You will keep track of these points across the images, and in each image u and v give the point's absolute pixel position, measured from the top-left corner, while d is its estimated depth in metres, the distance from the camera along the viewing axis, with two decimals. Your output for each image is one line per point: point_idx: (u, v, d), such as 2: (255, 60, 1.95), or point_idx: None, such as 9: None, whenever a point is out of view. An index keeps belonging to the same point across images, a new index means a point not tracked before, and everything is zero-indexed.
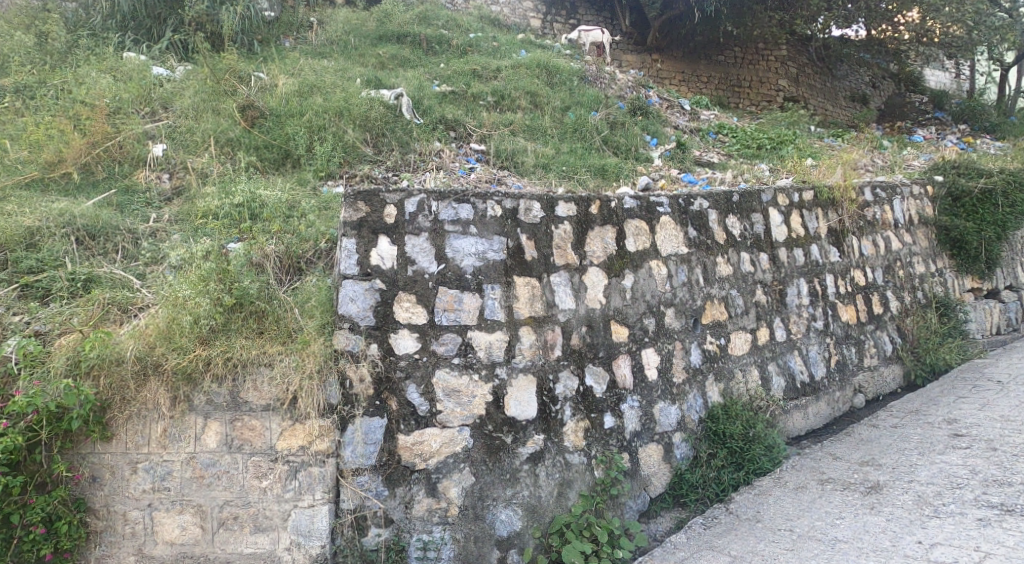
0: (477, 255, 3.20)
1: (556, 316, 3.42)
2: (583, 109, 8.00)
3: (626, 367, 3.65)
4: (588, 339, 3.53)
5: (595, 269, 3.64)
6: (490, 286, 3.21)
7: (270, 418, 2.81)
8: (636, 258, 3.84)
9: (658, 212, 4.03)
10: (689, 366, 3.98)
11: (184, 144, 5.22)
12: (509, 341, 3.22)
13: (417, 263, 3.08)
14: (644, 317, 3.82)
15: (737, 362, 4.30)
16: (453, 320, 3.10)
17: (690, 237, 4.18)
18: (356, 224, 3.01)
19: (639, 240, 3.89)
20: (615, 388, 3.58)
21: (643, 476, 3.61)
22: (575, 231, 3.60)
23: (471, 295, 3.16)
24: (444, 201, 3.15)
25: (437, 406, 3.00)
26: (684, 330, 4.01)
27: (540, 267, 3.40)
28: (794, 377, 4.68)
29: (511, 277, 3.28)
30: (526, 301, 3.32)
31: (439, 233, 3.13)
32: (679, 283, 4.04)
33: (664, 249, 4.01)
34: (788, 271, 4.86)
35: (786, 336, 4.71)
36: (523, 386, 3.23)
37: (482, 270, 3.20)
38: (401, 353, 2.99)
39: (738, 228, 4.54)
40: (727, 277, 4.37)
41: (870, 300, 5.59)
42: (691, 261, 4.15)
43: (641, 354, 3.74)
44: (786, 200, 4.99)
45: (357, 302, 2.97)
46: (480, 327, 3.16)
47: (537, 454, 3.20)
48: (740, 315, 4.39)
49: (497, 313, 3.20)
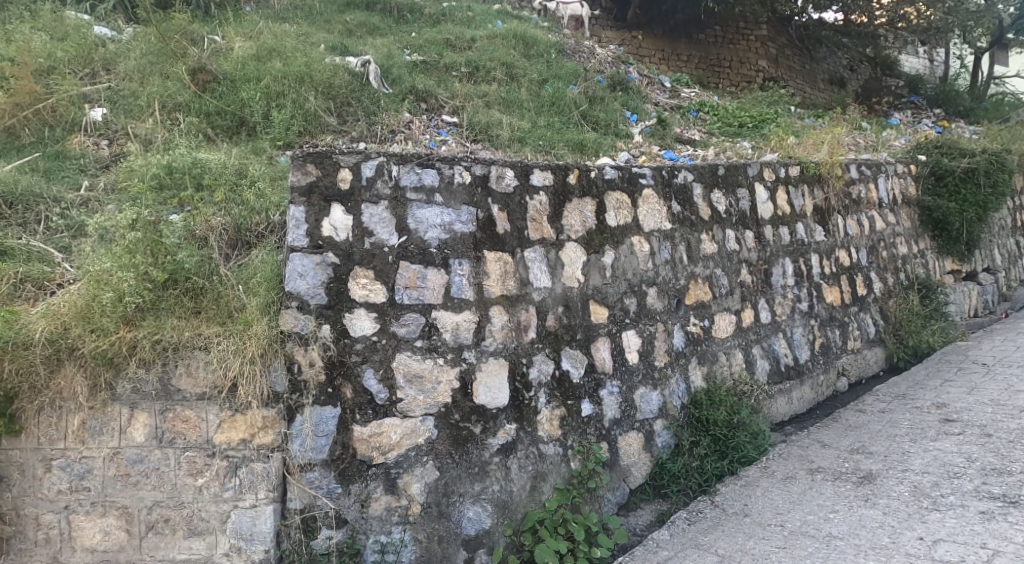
0: (443, 226, 2.89)
1: (530, 295, 3.14)
2: (561, 82, 7.67)
3: (605, 351, 3.39)
4: (564, 320, 3.26)
5: (573, 244, 3.36)
6: (458, 262, 2.90)
7: (206, 408, 2.50)
8: (617, 234, 3.57)
9: (641, 184, 3.75)
10: (671, 349, 3.74)
11: (126, 109, 4.80)
12: (478, 322, 2.93)
13: (376, 234, 2.76)
14: (625, 296, 3.56)
15: (721, 345, 4.06)
16: (416, 299, 2.80)
17: (674, 212, 3.92)
18: (306, 189, 2.68)
19: (620, 214, 3.62)
20: (593, 372, 3.32)
21: (622, 467, 3.37)
22: (551, 203, 3.31)
23: (437, 271, 2.85)
24: (405, 165, 2.83)
25: (397, 394, 2.70)
26: (667, 310, 3.76)
27: (513, 241, 3.11)
28: (779, 360, 4.46)
29: (481, 252, 2.98)
30: (497, 278, 3.02)
31: (401, 202, 2.81)
32: (662, 260, 3.78)
33: (647, 225, 3.75)
34: (773, 250, 4.63)
35: (771, 318, 4.49)
36: (494, 371, 2.94)
37: (449, 243, 2.90)
38: (358, 335, 2.68)
39: (723, 203, 4.29)
40: (712, 255, 4.12)
41: (854, 281, 5.37)
42: (674, 237, 3.89)
43: (621, 336, 3.48)
44: (773, 175, 4.75)
45: (307, 278, 2.64)
46: (447, 306, 2.85)
47: (509, 445, 2.92)
48: (724, 295, 4.16)
49: (466, 292, 2.91)
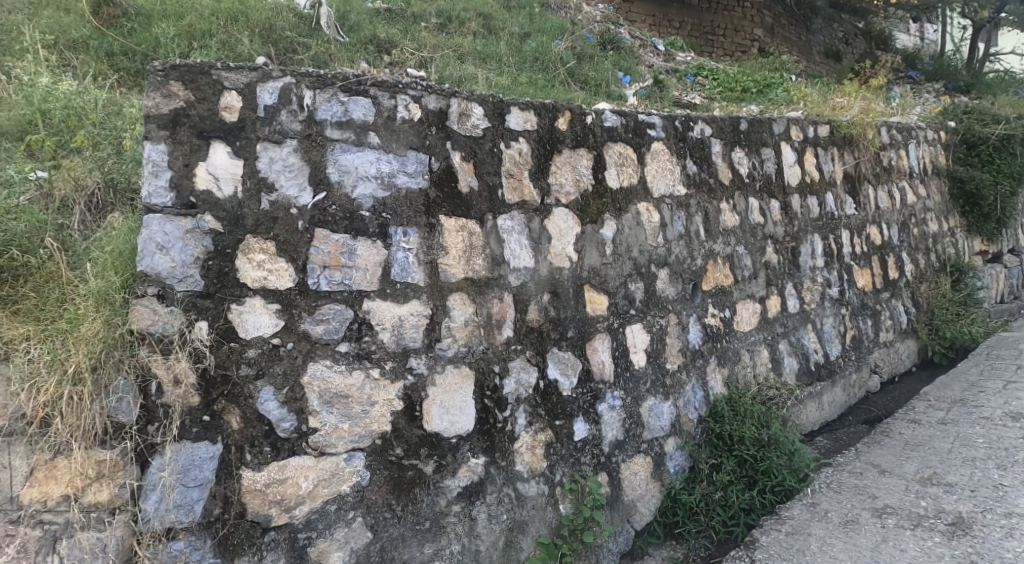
0: (380, 179, 2.03)
1: (504, 278, 2.31)
2: (546, 37, 6.77)
3: (605, 352, 2.58)
4: (552, 311, 2.43)
5: (562, 211, 2.54)
6: (403, 231, 2.06)
7: (8, 451, 1.64)
8: (619, 199, 2.75)
9: (649, 136, 2.92)
10: (686, 347, 2.92)
11: (4, 46, 3.86)
12: (432, 316, 2.09)
13: (279, 189, 1.89)
14: (628, 280, 2.74)
15: (744, 341, 3.24)
16: (339, 283, 1.95)
17: (689, 174, 3.09)
18: (169, 120, 1.79)
19: (623, 174, 2.79)
20: (590, 381, 2.50)
21: (626, 503, 2.57)
22: (534, 154, 2.46)
23: (372, 244, 2.00)
24: (324, 89, 1.96)
25: (310, 422, 1.86)
26: (680, 298, 2.95)
27: (481, 204, 2.27)
28: (809, 357, 3.62)
29: (436, 217, 2.13)
30: (459, 255, 2.18)
31: (317, 143, 1.95)
32: (674, 235, 2.96)
33: (656, 189, 2.92)
34: (802, 225, 3.76)
35: (799, 306, 3.64)
36: (452, 384, 2.11)
37: (390, 203, 2.04)
38: (251, 336, 1.83)
39: (746, 164, 3.43)
40: (734, 229, 3.29)
41: (886, 262, 4.49)
42: (689, 206, 3.07)
43: (624, 333, 2.67)
44: (802, 134, 3.85)
45: (170, 252, 1.76)
46: (385, 295, 2.01)
47: (474, 488, 2.10)
48: (748, 279, 3.32)
49: (414, 273, 2.07)
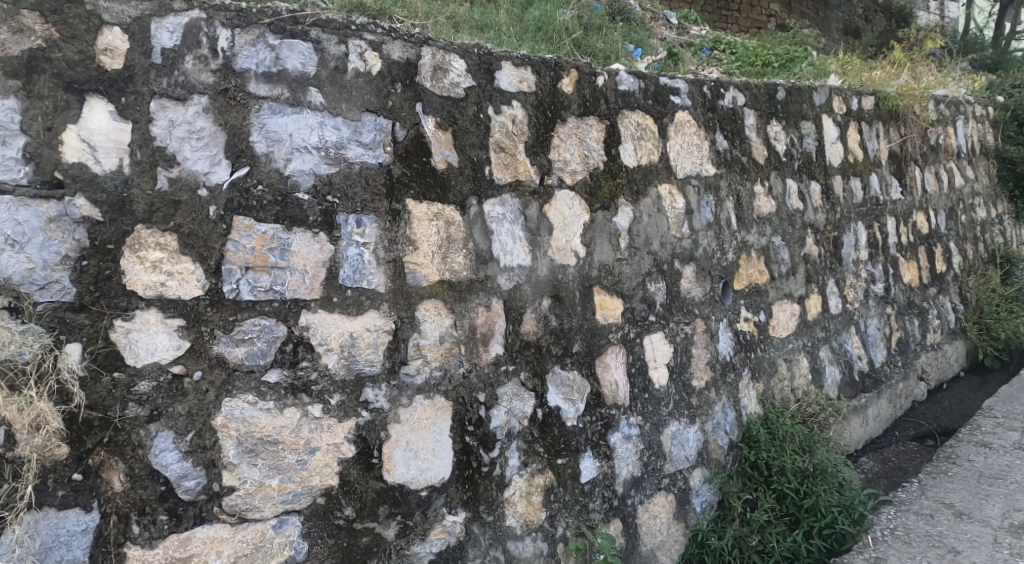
0: (324, 152, 1.53)
1: (492, 279, 1.81)
2: (550, 5, 6.18)
3: (619, 369, 2.09)
4: (554, 320, 1.94)
5: (566, 195, 2.04)
6: (356, 219, 1.57)
7: None
8: (636, 180, 2.25)
9: (672, 104, 2.40)
10: (715, 359, 2.42)
11: None
12: (394, 331, 1.61)
13: (182, 162, 1.39)
14: (647, 279, 2.23)
15: (781, 349, 2.71)
16: (268, 290, 1.46)
17: (719, 151, 2.57)
18: (21, 62, 1.26)
19: (641, 149, 2.27)
20: (600, 407, 2.01)
21: (644, 555, 2.09)
22: (531, 123, 1.95)
23: (313, 237, 1.51)
24: (248, 29, 1.45)
25: (225, 480, 1.39)
26: (707, 300, 2.44)
27: (461, 185, 1.77)
28: (853, 365, 3.08)
29: (400, 202, 1.64)
30: (433, 250, 1.69)
31: (237, 101, 1.44)
32: (702, 224, 2.45)
33: (680, 168, 2.41)
34: (845, 211, 3.20)
35: (842, 307, 3.09)
36: (422, 420, 1.63)
37: (340, 183, 1.55)
38: (143, 364, 1.34)
39: (783, 140, 2.88)
40: (770, 217, 2.76)
41: (933, 253, 3.95)
42: (719, 189, 2.55)
43: (642, 345, 2.18)
44: (845, 106, 3.27)
45: (25, 248, 1.25)
46: (331, 305, 1.53)
47: (449, 554, 1.63)
48: (786, 276, 2.80)
49: (371, 274, 1.58)
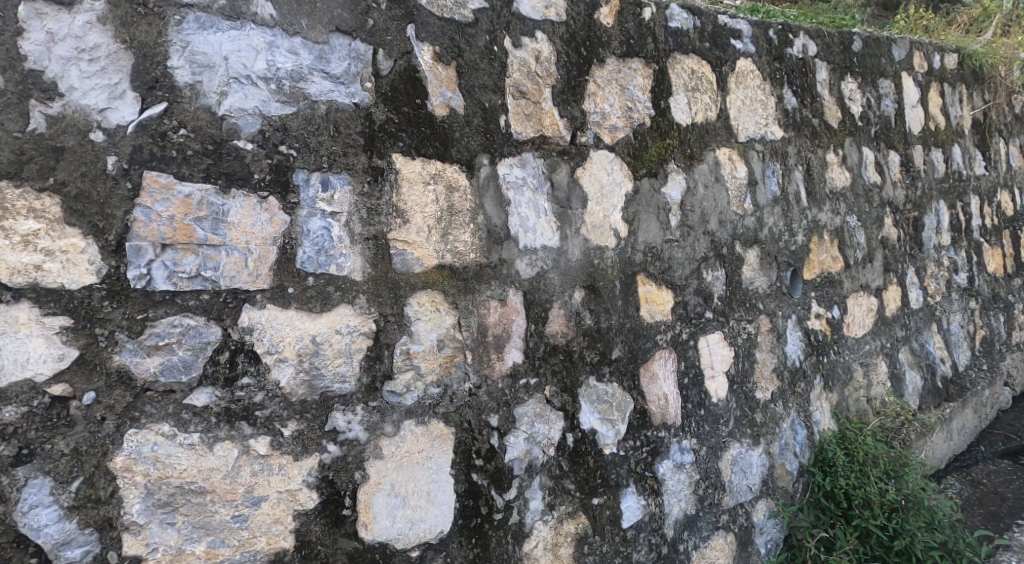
0: (276, 85, 1.10)
1: (508, 265, 1.38)
2: None
3: (668, 380, 1.66)
4: (588, 318, 1.50)
5: (604, 157, 1.60)
6: (322, 180, 1.14)
7: None
8: (690, 142, 1.80)
9: (732, 48, 1.94)
10: (783, 365, 1.97)
11: None
12: (375, 334, 1.18)
13: (66, 94, 0.96)
14: (702, 266, 1.78)
15: (856, 351, 2.25)
16: (197, 278, 1.04)
17: (787, 110, 2.10)
18: None
19: (695, 104, 1.82)
20: (645, 428, 1.58)
21: None
22: (559, 62, 1.51)
23: (260, 203, 1.09)
24: None
25: (128, 549, 0.97)
26: (773, 292, 1.99)
27: (467, 139, 1.34)
28: (935, 370, 2.61)
29: (384, 158, 1.21)
30: (429, 225, 1.27)
31: (148, 9, 1.01)
32: (767, 199, 1.99)
33: (741, 129, 1.95)
34: (926, 187, 2.71)
35: (923, 300, 2.62)
36: (413, 455, 1.21)
37: (298, 129, 1.12)
38: (7, 382, 0.91)
39: (859, 100, 2.40)
40: (844, 191, 2.29)
41: (1017, 239, 3.43)
42: (787, 156, 2.09)
43: (696, 348, 1.74)
44: (926, 63, 2.77)
45: None
46: (286, 298, 1.10)
47: None
48: (862, 264, 2.33)
49: (342, 256, 1.15)
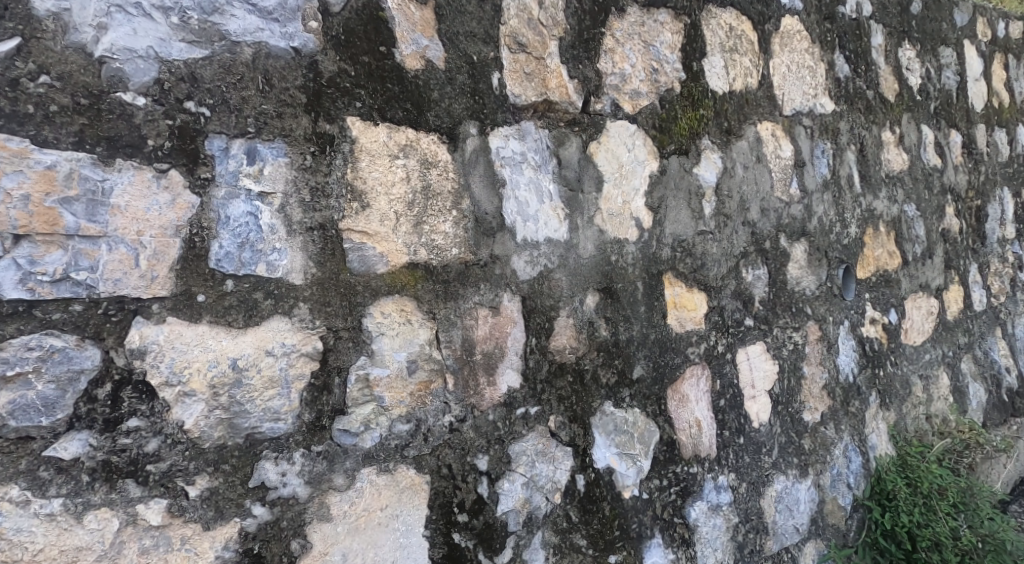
0: (179, 18, 0.81)
1: (502, 263, 1.08)
2: None
3: (701, 403, 1.36)
4: (604, 329, 1.21)
5: (623, 129, 1.29)
6: (247, 150, 0.85)
7: None
8: (726, 114, 1.49)
9: (777, 3, 1.62)
10: (835, 381, 1.65)
11: None
12: (321, 355, 0.90)
13: None
14: (741, 264, 1.48)
15: (915, 362, 1.93)
16: (65, 282, 0.75)
17: (839, 78, 1.79)
18: None
19: (734, 67, 1.51)
20: (673, 463, 1.28)
21: None
22: (569, 8, 1.21)
23: (157, 179, 0.80)
24: None
25: None
26: (824, 294, 1.67)
27: (448, 101, 1.05)
28: (1000, 382, 2.27)
29: (334, 122, 0.92)
30: (397, 212, 0.97)
31: None
32: (816, 183, 1.68)
33: (787, 100, 1.64)
34: (989, 172, 2.37)
35: (986, 301, 2.29)
36: (373, 514, 0.93)
37: (212, 80, 0.83)
38: None
39: (918, 71, 2.08)
40: (902, 175, 1.97)
41: None
42: (838, 133, 1.77)
43: (735, 363, 1.43)
44: (990, 31, 2.43)
45: None
46: (195, 308, 0.82)
47: None
48: (921, 260, 2.01)
49: (275, 252, 0.87)
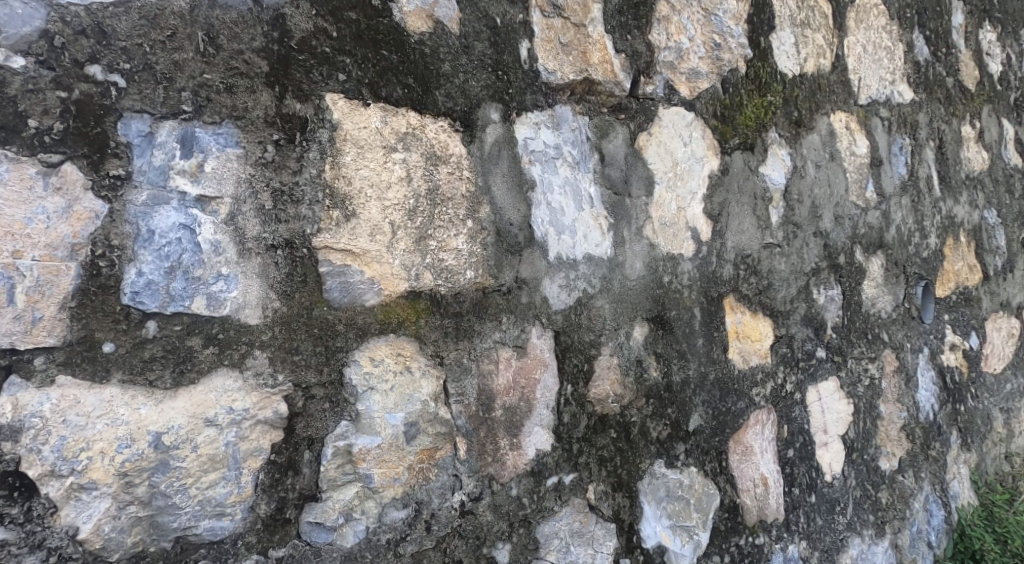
0: None
1: (528, 290, 0.84)
2: None
3: (768, 455, 1.10)
4: (654, 369, 0.95)
5: (679, 116, 1.04)
6: (181, 136, 0.61)
7: None
8: (797, 101, 1.23)
9: None
10: (915, 420, 1.36)
11: None
12: (285, 422, 0.66)
13: None
14: (811, 282, 1.22)
15: (997, 392, 1.66)
16: None
17: (918, 62, 1.52)
18: None
19: (805, 45, 1.25)
20: (735, 535, 1.03)
21: None
22: None
23: (44, 177, 0.56)
24: None
25: None
26: (902, 317, 1.40)
27: (461, 76, 0.80)
28: None
29: (308, 100, 0.67)
30: (393, 224, 0.73)
31: None
32: (895, 185, 1.41)
33: (862, 87, 1.38)
34: None
35: None
36: None
37: (131, 36, 0.59)
38: None
39: (998, 57, 1.80)
40: (982, 177, 1.70)
41: None
42: (918, 126, 1.50)
43: (805, 405, 1.17)
44: None
45: None
46: (98, 362, 0.57)
47: None
48: (1001, 274, 1.74)
49: (219, 280, 0.62)
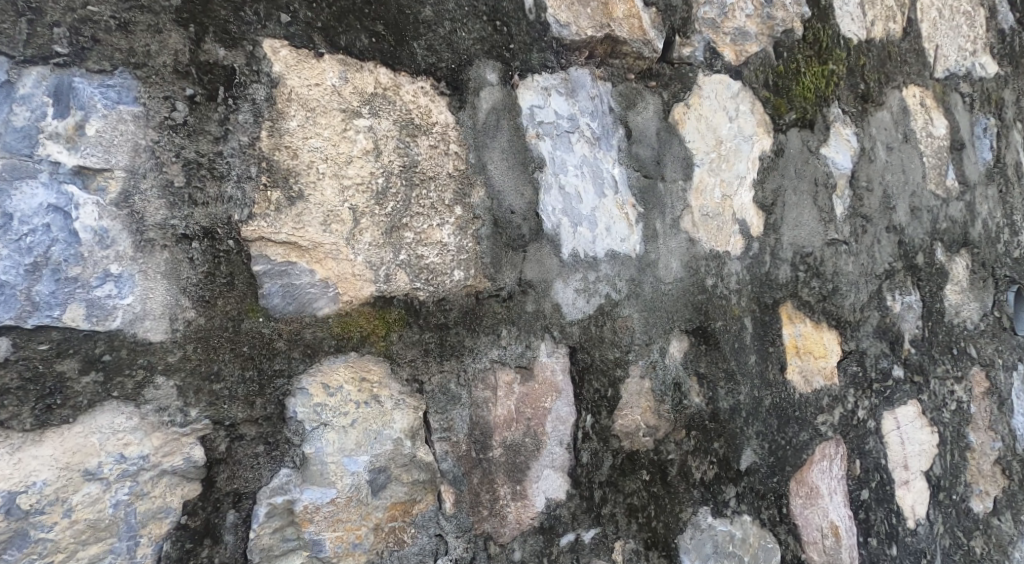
0: None
1: (535, 298, 0.66)
2: None
3: (837, 499, 0.90)
4: (697, 394, 0.76)
5: (723, 85, 0.85)
6: (53, 88, 0.45)
7: None
8: (864, 71, 1.03)
9: None
10: (1012, 453, 1.10)
11: None
12: (198, 473, 0.51)
13: None
14: (887, 288, 0.98)
15: None
16: None
17: (1002, 30, 1.30)
18: None
19: (872, 6, 1.05)
20: None
21: None
22: None
23: None
24: None
25: None
26: (991, 329, 1.15)
27: (446, 26, 0.63)
28: None
29: (234, 46, 0.51)
30: (355, 209, 0.56)
31: None
32: (980, 172, 1.20)
33: (938, 58, 1.17)
34: None
35: None
36: None
37: None
38: None
39: None
40: None
41: None
42: (1005, 104, 1.28)
43: (883, 435, 0.96)
44: None
45: None
46: None
47: None
48: None
49: (106, 283, 0.47)
